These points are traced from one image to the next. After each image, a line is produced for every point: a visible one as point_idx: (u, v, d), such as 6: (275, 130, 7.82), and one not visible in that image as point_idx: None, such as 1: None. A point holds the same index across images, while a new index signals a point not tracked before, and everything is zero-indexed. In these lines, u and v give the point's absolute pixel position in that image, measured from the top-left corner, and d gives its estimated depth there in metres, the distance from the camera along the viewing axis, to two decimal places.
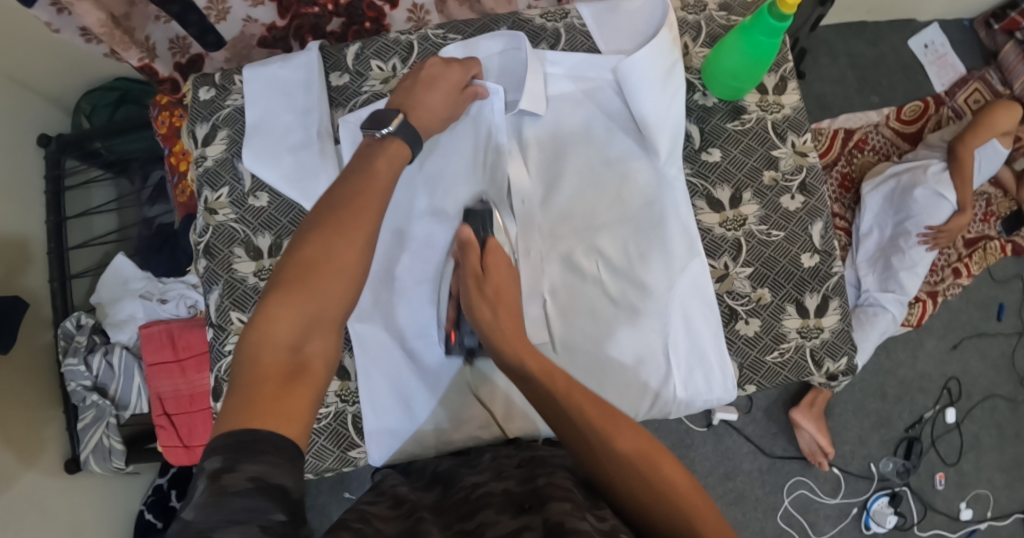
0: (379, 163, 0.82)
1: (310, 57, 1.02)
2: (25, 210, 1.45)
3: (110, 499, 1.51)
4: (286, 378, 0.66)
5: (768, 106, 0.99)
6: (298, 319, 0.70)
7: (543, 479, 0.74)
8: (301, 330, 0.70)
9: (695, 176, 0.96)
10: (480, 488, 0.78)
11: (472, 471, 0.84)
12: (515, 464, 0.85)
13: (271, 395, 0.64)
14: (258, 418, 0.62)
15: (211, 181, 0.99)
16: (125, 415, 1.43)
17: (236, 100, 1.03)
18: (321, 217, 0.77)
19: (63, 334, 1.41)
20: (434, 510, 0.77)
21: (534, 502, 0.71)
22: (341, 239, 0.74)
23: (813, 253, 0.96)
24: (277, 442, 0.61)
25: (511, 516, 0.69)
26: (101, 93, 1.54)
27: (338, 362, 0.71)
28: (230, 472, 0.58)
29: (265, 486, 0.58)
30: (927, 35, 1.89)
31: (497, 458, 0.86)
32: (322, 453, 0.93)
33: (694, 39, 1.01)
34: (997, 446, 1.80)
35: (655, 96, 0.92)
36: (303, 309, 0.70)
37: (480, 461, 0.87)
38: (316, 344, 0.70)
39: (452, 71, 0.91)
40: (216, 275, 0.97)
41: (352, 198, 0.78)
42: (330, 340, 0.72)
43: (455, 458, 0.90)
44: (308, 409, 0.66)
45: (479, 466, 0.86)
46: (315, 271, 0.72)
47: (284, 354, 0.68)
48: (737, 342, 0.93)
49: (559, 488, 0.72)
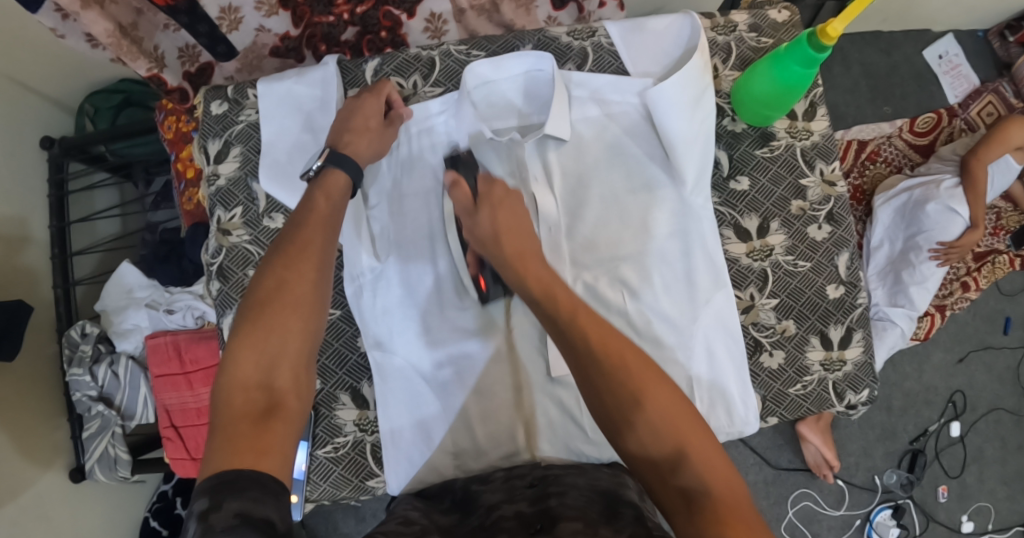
0: (315, 197, 0.83)
1: (327, 72, 0.98)
2: (26, 213, 1.41)
3: (115, 506, 1.50)
4: (261, 417, 0.69)
5: (797, 133, 0.98)
6: (262, 358, 0.73)
7: (555, 499, 0.76)
8: (267, 367, 0.73)
9: (723, 205, 0.96)
10: (495, 512, 0.78)
11: (485, 489, 0.85)
12: (527, 484, 0.84)
13: (246, 435, 0.67)
14: (238, 459, 0.65)
15: (224, 200, 0.97)
16: (130, 425, 1.40)
17: (250, 116, 0.99)
18: (272, 253, 0.79)
19: (68, 343, 1.39)
20: (448, 531, 0.77)
21: (545, 523, 0.72)
22: (291, 275, 0.77)
23: (838, 285, 0.95)
24: (257, 479, 0.63)
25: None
26: (105, 95, 1.50)
27: (310, 391, 0.74)
28: (216, 511, 0.60)
29: (250, 520, 0.60)
30: (942, 45, 1.86)
31: (509, 479, 0.86)
32: (339, 482, 0.93)
33: (725, 62, 1.00)
34: (1000, 459, 1.80)
35: (684, 123, 0.91)
36: (265, 347, 0.73)
37: (492, 478, 0.87)
38: (284, 377, 0.73)
39: (366, 102, 0.91)
40: (230, 298, 0.95)
41: (297, 233, 0.80)
42: (299, 371, 0.74)
43: (468, 475, 0.90)
44: (287, 443, 0.69)
45: (491, 483, 0.86)
46: (271, 309, 0.75)
47: (255, 393, 0.71)
48: (761, 375, 0.93)
49: (571, 506, 0.74)
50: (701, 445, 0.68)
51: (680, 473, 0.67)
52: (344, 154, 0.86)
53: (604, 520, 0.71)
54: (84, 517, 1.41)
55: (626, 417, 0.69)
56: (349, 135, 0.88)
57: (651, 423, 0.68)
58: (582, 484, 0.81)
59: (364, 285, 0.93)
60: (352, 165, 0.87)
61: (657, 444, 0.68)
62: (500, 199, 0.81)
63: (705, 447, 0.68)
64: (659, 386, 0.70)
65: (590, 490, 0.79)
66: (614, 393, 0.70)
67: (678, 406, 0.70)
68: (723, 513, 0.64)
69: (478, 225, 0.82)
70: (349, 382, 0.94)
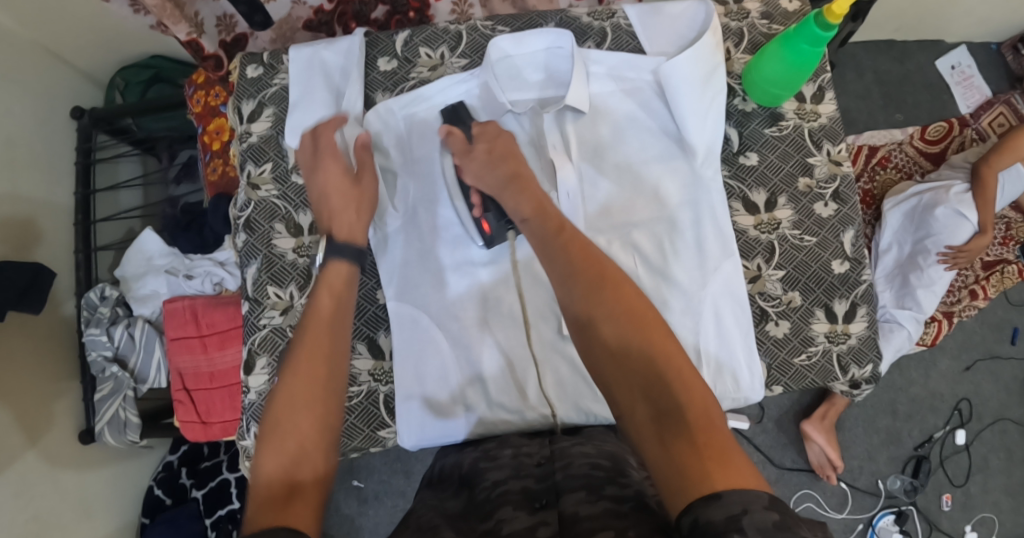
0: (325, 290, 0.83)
1: (351, 42, 1.00)
2: (53, 180, 1.46)
3: (123, 473, 1.52)
4: (284, 503, 0.67)
5: (805, 114, 1.01)
6: (285, 452, 0.71)
7: (563, 473, 0.76)
8: (291, 459, 0.71)
9: (733, 178, 0.98)
10: (500, 487, 0.78)
11: (491, 467, 0.83)
12: (535, 463, 0.83)
13: (271, 516, 0.65)
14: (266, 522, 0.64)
15: (254, 156, 0.98)
16: (143, 388, 1.43)
17: (284, 79, 1.01)
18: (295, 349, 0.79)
19: (87, 304, 1.42)
20: (459, 517, 0.75)
21: (550, 497, 0.73)
22: (308, 371, 0.75)
23: (843, 260, 0.97)
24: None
25: (529, 513, 0.70)
26: (136, 70, 1.54)
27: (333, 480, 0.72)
28: None
29: None
30: (955, 56, 1.89)
31: (517, 455, 0.85)
32: (351, 432, 0.94)
33: (736, 46, 1.03)
34: (1005, 471, 1.79)
35: (695, 101, 0.94)
36: (288, 443, 0.71)
37: (501, 456, 0.87)
38: (308, 469, 0.71)
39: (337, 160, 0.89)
40: (255, 249, 0.96)
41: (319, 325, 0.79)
42: (322, 464, 0.72)
43: (476, 453, 0.89)
44: (311, 528, 0.66)
45: (498, 460, 0.85)
46: (297, 399, 0.74)
47: (280, 484, 0.69)
48: (767, 343, 0.95)
49: (577, 479, 0.74)
50: (691, 390, 0.68)
51: (669, 419, 0.67)
52: (340, 242, 0.85)
53: (609, 483, 0.73)
54: (92, 480, 1.43)
55: (617, 368, 0.71)
56: (337, 212, 0.87)
57: (636, 372, 0.70)
58: (589, 451, 0.81)
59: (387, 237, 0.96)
60: (351, 251, 0.85)
61: (648, 385, 0.69)
62: (492, 135, 0.90)
63: (699, 396, 0.68)
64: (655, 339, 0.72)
65: (595, 457, 0.80)
66: (607, 345, 0.72)
67: (670, 352, 0.71)
68: (713, 461, 0.63)
69: (475, 160, 0.89)
70: (366, 332, 0.96)
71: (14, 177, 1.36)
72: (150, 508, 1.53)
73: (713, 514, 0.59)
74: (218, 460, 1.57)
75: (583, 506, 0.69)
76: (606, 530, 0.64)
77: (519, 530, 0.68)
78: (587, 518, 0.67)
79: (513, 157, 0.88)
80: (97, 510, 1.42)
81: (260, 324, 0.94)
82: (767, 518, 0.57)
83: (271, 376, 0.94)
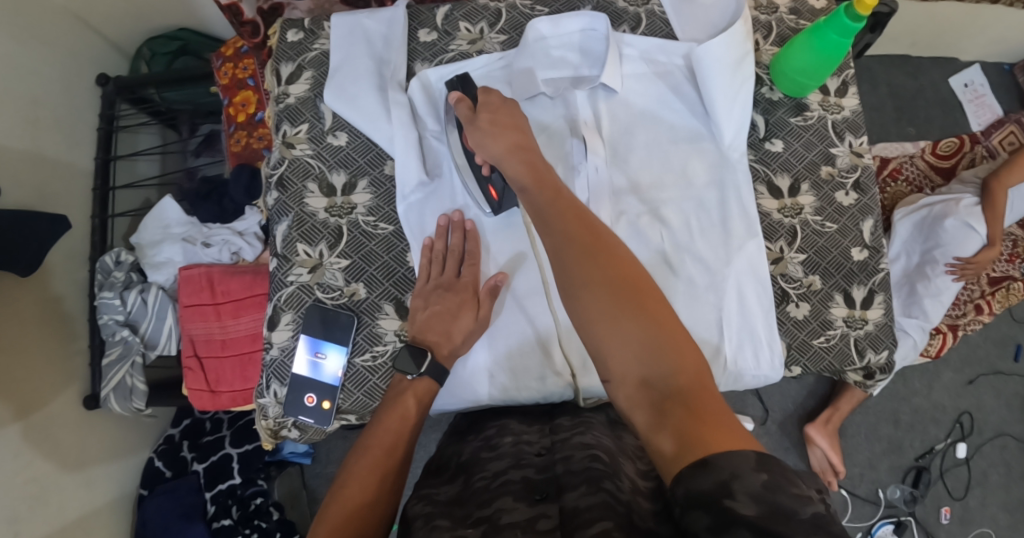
0: (406, 397, 0.87)
1: (395, 13, 1.00)
2: (75, 143, 1.46)
3: (125, 440, 1.51)
4: None
5: (829, 107, 1.02)
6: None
7: (562, 466, 0.73)
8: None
9: (758, 162, 1.00)
10: (500, 477, 0.76)
11: (491, 457, 0.81)
12: (535, 452, 0.81)
13: None
14: None
15: (291, 117, 0.98)
16: (152, 354, 1.41)
17: (324, 45, 1.01)
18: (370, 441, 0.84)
19: (101, 268, 1.43)
20: (454, 504, 0.74)
21: (550, 490, 0.71)
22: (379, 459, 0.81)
23: (863, 248, 0.99)
24: None
25: (528, 505, 0.69)
26: (163, 41, 1.56)
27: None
28: None
29: None
30: (968, 74, 1.93)
31: (517, 444, 0.83)
32: (373, 392, 0.94)
33: (765, 38, 1.04)
34: (1005, 486, 1.79)
35: (726, 84, 0.94)
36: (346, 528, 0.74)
37: (500, 444, 0.84)
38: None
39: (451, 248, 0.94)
40: (286, 207, 0.96)
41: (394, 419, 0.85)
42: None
43: (477, 444, 0.87)
44: None
45: (498, 451, 0.82)
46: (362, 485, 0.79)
47: None
48: (787, 323, 0.97)
49: (577, 472, 0.71)
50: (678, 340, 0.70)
51: (654, 383, 0.68)
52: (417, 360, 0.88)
53: (607, 475, 0.70)
54: (93, 447, 1.41)
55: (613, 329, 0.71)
56: (437, 331, 0.90)
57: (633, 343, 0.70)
58: (587, 443, 0.78)
59: (414, 205, 0.96)
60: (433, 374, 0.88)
61: (624, 313, 0.71)
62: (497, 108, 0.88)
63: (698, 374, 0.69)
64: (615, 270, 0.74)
65: (594, 448, 0.76)
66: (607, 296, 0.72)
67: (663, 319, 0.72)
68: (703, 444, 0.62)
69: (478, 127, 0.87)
70: (394, 293, 0.96)
71: (36, 138, 1.35)
72: (149, 479, 1.51)
73: (705, 482, 0.59)
74: (221, 435, 1.55)
75: (584, 499, 0.66)
76: (603, 521, 0.63)
77: (518, 521, 0.67)
78: (586, 510, 0.65)
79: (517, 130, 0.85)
80: (97, 478, 1.41)
81: (288, 281, 0.95)
82: (756, 480, 0.59)
83: (296, 332, 0.95)
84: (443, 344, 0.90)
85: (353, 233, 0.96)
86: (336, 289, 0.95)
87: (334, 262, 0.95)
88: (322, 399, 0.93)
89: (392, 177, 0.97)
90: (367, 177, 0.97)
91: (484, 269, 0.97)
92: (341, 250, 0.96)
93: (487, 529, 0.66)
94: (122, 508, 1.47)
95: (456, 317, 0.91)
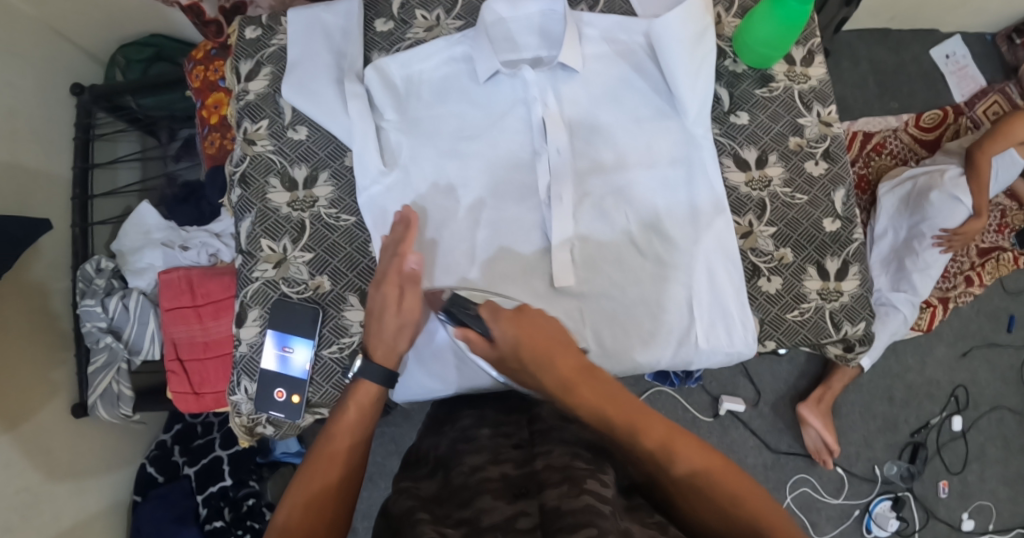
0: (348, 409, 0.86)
1: (351, 4, 1.00)
2: (53, 153, 1.46)
3: (116, 448, 1.51)
4: None
5: (795, 77, 1.02)
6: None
7: (541, 461, 0.75)
8: None
9: (723, 136, 1.00)
10: (478, 472, 0.75)
11: (469, 450, 0.80)
12: (514, 443, 0.81)
13: None
14: None
15: (251, 113, 0.98)
16: (136, 361, 1.43)
17: (282, 40, 1.01)
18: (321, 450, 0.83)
19: (82, 277, 1.43)
20: (434, 500, 0.74)
21: (530, 487, 0.71)
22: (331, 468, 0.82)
23: (835, 219, 0.98)
24: None
25: (508, 501, 0.69)
26: (136, 48, 1.55)
27: None
28: None
29: None
30: (950, 46, 1.91)
31: (496, 436, 0.82)
32: (342, 384, 0.94)
33: (726, 10, 1.03)
34: (1003, 459, 1.77)
35: (688, 57, 0.94)
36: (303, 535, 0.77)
37: (478, 436, 0.83)
38: None
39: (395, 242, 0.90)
40: (249, 203, 0.96)
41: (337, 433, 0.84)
42: None
43: (454, 436, 0.86)
44: None
45: (476, 443, 0.81)
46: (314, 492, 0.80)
47: None
48: (759, 298, 0.97)
49: (558, 469, 0.72)
50: (730, 479, 0.76)
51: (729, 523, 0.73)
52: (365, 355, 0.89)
53: (590, 476, 0.71)
54: (84, 456, 1.42)
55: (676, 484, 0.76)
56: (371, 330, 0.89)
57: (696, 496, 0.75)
58: (567, 439, 0.79)
59: (375, 196, 0.96)
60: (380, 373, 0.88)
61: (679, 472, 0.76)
62: (526, 322, 0.79)
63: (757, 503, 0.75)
64: (673, 437, 0.77)
65: (575, 446, 0.78)
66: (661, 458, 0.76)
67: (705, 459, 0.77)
68: None
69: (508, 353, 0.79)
70: (358, 284, 0.95)
71: (13, 149, 1.36)
72: (142, 485, 1.51)
73: None
74: (211, 437, 1.56)
75: (566, 501, 0.67)
76: (588, 527, 0.62)
77: (499, 520, 0.67)
78: (570, 513, 0.65)
79: (551, 345, 0.79)
80: (89, 487, 1.42)
81: (253, 277, 0.95)
82: None
83: (263, 327, 0.95)
84: (376, 346, 0.89)
85: (316, 226, 0.96)
86: (301, 283, 0.95)
87: (298, 256, 0.95)
88: (291, 393, 0.93)
89: (352, 168, 0.97)
90: (329, 170, 0.97)
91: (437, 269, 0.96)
92: (305, 244, 0.96)
93: (468, 531, 0.66)
94: (116, 515, 1.48)
95: (380, 318, 0.88)
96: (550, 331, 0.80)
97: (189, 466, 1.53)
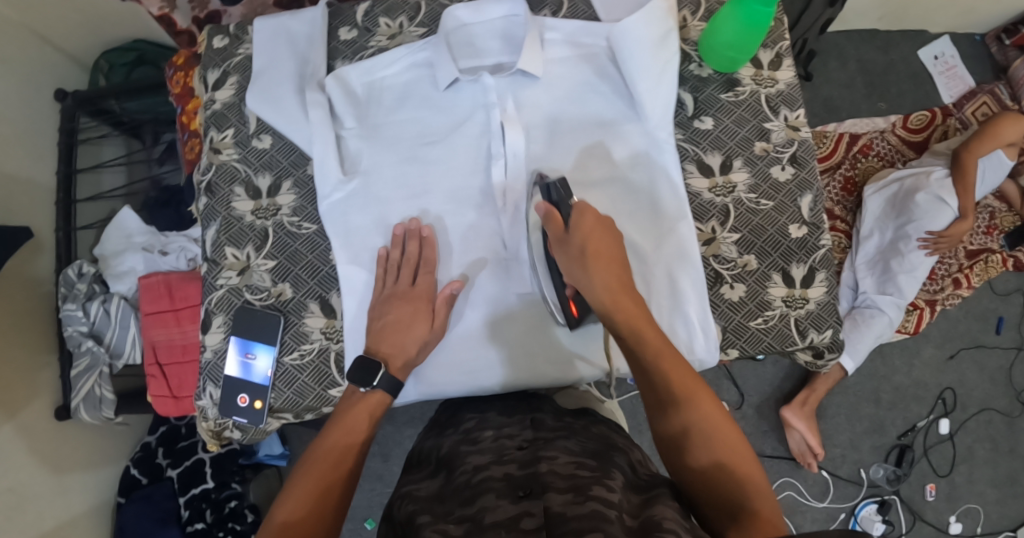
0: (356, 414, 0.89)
1: (316, 12, 1.01)
2: (36, 158, 1.47)
3: (99, 449, 1.52)
4: None
5: (762, 81, 1.01)
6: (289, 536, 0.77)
7: (545, 465, 0.72)
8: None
9: (687, 141, 0.99)
10: (481, 472, 0.74)
11: (472, 450, 0.80)
12: (517, 445, 0.79)
13: None
14: None
15: (217, 122, 0.99)
16: (118, 364, 1.44)
17: (248, 49, 1.01)
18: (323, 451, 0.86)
19: (64, 281, 1.44)
20: (435, 500, 0.74)
21: (532, 487, 0.69)
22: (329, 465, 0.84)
23: (801, 225, 0.98)
24: None
25: (512, 501, 0.67)
26: (119, 53, 1.57)
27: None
28: None
29: None
30: (938, 46, 1.89)
31: (498, 439, 0.81)
32: (303, 390, 0.94)
33: (693, 14, 1.03)
34: (991, 461, 1.76)
35: (648, 61, 0.94)
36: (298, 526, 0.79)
37: (481, 438, 0.83)
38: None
39: (411, 254, 0.94)
40: (214, 211, 0.98)
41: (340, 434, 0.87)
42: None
43: (455, 437, 0.86)
44: None
45: (480, 445, 0.81)
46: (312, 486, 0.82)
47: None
48: (721, 306, 0.96)
49: (562, 476, 0.70)
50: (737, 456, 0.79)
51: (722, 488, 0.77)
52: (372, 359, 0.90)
53: (596, 483, 0.69)
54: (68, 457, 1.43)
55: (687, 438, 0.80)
56: (387, 339, 0.91)
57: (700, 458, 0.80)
58: (572, 448, 0.77)
59: (336, 204, 0.96)
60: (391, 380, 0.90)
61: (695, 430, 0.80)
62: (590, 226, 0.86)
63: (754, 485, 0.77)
64: (705, 401, 0.82)
65: (579, 455, 0.76)
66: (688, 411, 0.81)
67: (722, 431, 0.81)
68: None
69: (569, 251, 0.86)
70: (319, 292, 0.96)
71: None
72: (126, 487, 1.52)
73: None
74: (194, 440, 1.56)
75: (571, 507, 0.65)
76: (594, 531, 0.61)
77: (501, 520, 0.65)
78: (575, 518, 0.63)
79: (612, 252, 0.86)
80: (73, 488, 1.43)
81: (217, 284, 0.96)
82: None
83: (227, 334, 0.96)
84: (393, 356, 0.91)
85: (279, 234, 0.97)
86: (263, 290, 0.95)
87: (260, 263, 0.96)
88: (254, 399, 0.94)
89: (313, 177, 0.97)
90: (292, 178, 0.98)
91: (443, 274, 0.97)
92: (268, 252, 0.96)
93: (470, 529, 0.66)
94: (100, 517, 1.49)
95: (410, 327, 0.92)
96: (608, 241, 0.87)
97: (172, 468, 1.53)
